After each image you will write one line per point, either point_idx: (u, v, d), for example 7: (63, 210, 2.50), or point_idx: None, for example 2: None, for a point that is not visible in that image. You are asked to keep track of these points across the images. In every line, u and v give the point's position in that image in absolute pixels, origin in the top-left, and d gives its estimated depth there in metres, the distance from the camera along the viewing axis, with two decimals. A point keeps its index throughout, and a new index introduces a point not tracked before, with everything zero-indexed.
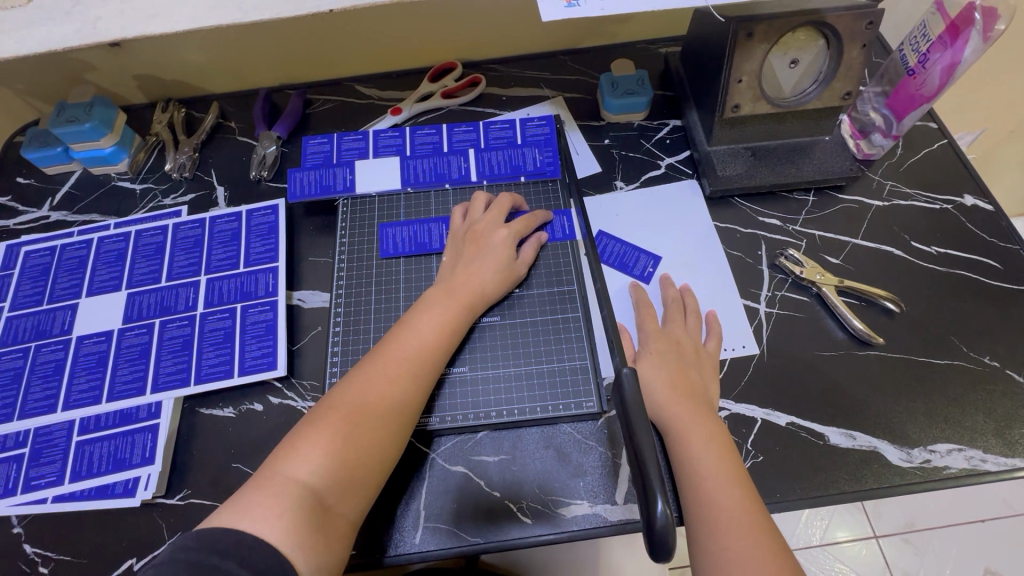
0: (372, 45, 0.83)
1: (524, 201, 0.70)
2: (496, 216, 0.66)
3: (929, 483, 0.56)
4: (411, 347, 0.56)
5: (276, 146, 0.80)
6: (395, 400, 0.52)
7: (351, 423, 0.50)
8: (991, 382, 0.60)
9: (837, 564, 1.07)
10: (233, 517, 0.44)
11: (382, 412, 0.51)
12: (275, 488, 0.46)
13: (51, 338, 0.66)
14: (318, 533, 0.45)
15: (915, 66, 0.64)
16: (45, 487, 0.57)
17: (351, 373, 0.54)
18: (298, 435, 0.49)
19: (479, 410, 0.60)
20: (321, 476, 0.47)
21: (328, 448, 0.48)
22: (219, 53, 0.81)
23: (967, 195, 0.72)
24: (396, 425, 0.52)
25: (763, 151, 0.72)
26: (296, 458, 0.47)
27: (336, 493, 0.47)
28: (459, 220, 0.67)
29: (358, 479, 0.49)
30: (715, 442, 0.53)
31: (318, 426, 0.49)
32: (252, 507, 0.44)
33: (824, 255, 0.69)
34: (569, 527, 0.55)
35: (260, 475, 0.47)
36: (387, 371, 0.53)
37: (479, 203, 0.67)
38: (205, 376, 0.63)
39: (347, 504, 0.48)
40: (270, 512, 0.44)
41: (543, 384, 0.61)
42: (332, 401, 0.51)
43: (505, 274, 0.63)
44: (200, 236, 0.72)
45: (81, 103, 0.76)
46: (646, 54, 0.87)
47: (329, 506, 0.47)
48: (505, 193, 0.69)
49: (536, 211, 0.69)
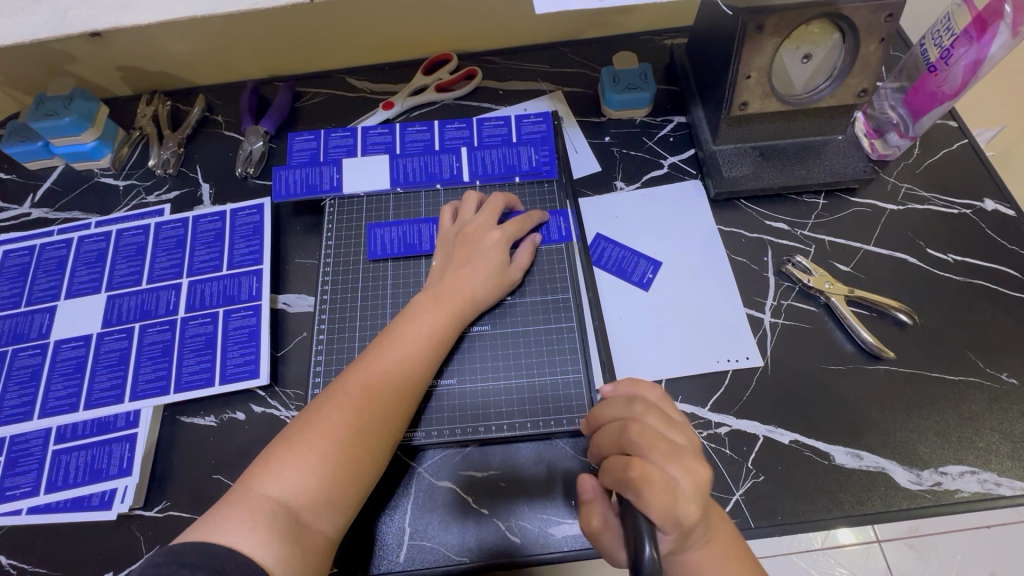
0: (364, 36, 0.80)
1: (519, 201, 0.67)
2: (490, 216, 0.63)
3: (940, 507, 0.53)
4: (397, 358, 0.53)
5: (264, 142, 0.76)
6: (380, 415, 0.50)
7: (330, 440, 0.47)
8: (1008, 400, 0.57)
9: (837, 568, 0.96)
10: (206, 531, 0.42)
11: (365, 427, 0.49)
12: (249, 504, 0.43)
13: (29, 342, 0.64)
14: (294, 552, 0.42)
15: (936, 62, 0.60)
16: (21, 498, 0.56)
17: (332, 385, 0.51)
18: (275, 450, 0.47)
19: (468, 424, 0.57)
20: (298, 493, 0.45)
21: (306, 465, 0.46)
22: (204, 44, 0.78)
23: (987, 199, 0.68)
24: (380, 440, 0.49)
25: (771, 151, 0.68)
26: (272, 474, 0.45)
27: (314, 508, 0.45)
28: (449, 221, 0.64)
29: (339, 496, 0.46)
30: (730, 564, 0.45)
31: (296, 442, 0.47)
32: (225, 523, 0.42)
33: (834, 262, 0.65)
34: (561, 546, 0.53)
35: (234, 491, 0.45)
36: (371, 383, 0.51)
37: (471, 203, 0.64)
38: (185, 384, 0.60)
39: (325, 521, 0.46)
40: (244, 527, 0.42)
41: (535, 397, 0.58)
42: (312, 416, 0.49)
43: (497, 280, 0.60)
44: (182, 236, 0.69)
45: (60, 96, 0.73)
46: (650, 46, 0.83)
47: (305, 522, 0.44)
48: (499, 192, 0.66)
49: (531, 212, 0.66)
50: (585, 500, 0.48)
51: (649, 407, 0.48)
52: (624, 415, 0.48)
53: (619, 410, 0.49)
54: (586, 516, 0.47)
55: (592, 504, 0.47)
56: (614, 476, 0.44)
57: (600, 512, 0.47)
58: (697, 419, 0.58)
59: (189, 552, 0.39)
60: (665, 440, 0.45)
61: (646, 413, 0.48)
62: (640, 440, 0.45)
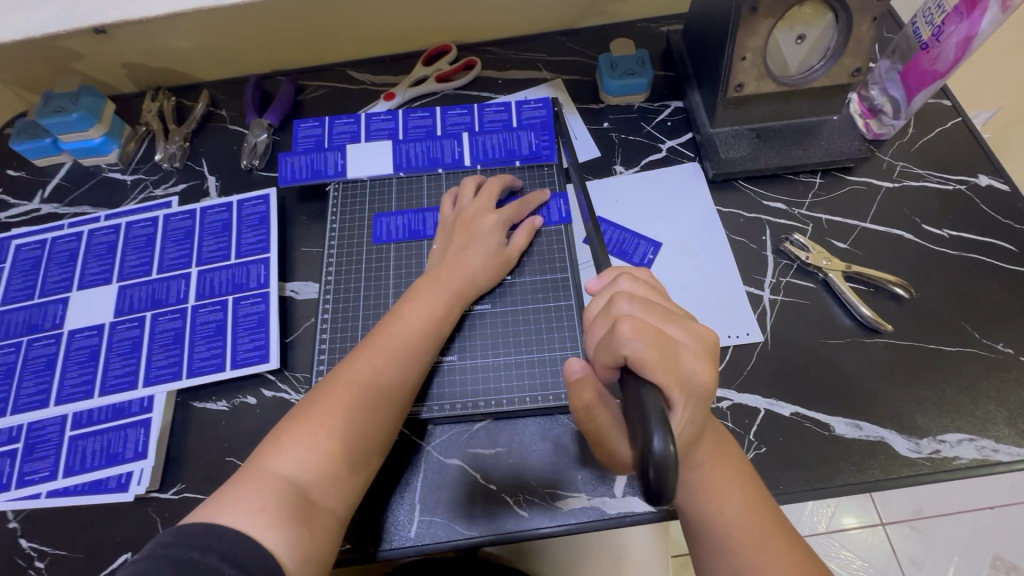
0: (364, 29, 0.81)
1: (517, 180, 0.68)
2: (486, 200, 0.64)
3: (939, 474, 0.54)
4: (400, 338, 0.54)
5: (268, 134, 0.78)
6: (383, 390, 0.51)
7: (338, 418, 0.48)
8: (1005, 369, 0.58)
9: (843, 552, 1.00)
10: (215, 512, 0.42)
11: (370, 404, 0.50)
12: (258, 484, 0.44)
13: (43, 332, 0.65)
14: (304, 528, 0.44)
15: (928, 40, 0.61)
16: (40, 482, 0.57)
17: (338, 367, 0.53)
18: (282, 431, 0.48)
19: (475, 400, 0.58)
20: (306, 471, 0.46)
21: (313, 443, 0.47)
22: (208, 38, 0.79)
23: (982, 174, 0.69)
24: (385, 418, 0.51)
25: (768, 132, 0.70)
26: (280, 454, 0.46)
27: (322, 487, 0.46)
28: (450, 208, 0.65)
29: (346, 474, 0.48)
30: (722, 453, 0.47)
31: (303, 421, 0.48)
32: (236, 502, 0.43)
33: (831, 240, 0.67)
34: (567, 519, 0.54)
35: (243, 471, 0.46)
36: (374, 362, 0.52)
37: (469, 188, 0.65)
38: (197, 369, 0.62)
39: (334, 498, 0.47)
40: (254, 506, 0.43)
41: (537, 375, 0.59)
42: (320, 395, 0.50)
43: (496, 261, 0.61)
44: (190, 227, 0.71)
45: (68, 93, 0.74)
46: (646, 33, 0.84)
47: (314, 499, 0.46)
48: (496, 176, 0.67)
49: (533, 193, 0.67)
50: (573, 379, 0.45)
51: (643, 284, 0.48)
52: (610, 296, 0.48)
53: (604, 296, 0.49)
54: (576, 395, 0.45)
55: (584, 380, 0.45)
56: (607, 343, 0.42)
57: (591, 386, 0.45)
58: None
59: (203, 531, 0.40)
60: (659, 307, 0.45)
61: (631, 286, 0.48)
62: (632, 307, 0.44)
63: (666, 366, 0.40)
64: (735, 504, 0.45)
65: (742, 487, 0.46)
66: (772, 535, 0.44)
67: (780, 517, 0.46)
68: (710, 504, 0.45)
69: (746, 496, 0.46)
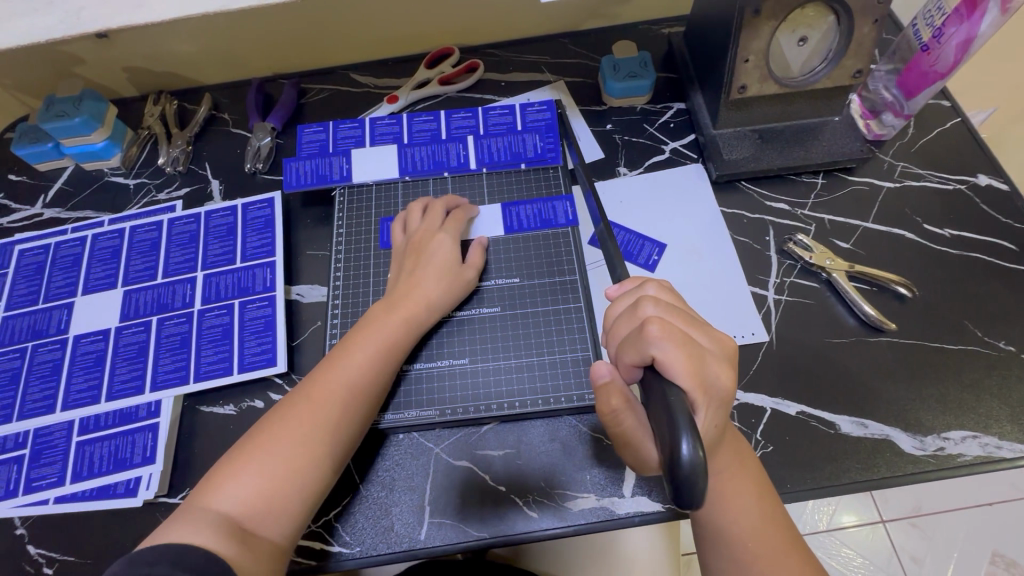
0: (367, 32, 0.81)
1: (467, 203, 0.68)
2: (435, 220, 0.64)
3: (944, 471, 0.55)
4: (347, 364, 0.54)
5: (271, 138, 0.78)
6: (327, 415, 0.51)
7: (272, 450, 0.49)
8: (1006, 366, 0.59)
9: (843, 549, 1.00)
10: (161, 539, 0.43)
11: (309, 433, 0.50)
12: (192, 517, 0.45)
13: (48, 338, 0.65)
14: (239, 559, 0.43)
15: (929, 42, 0.62)
16: (47, 488, 0.57)
17: (281, 400, 0.53)
18: (219, 468, 0.49)
19: (471, 405, 0.59)
20: (241, 503, 0.46)
21: (246, 476, 0.47)
22: (210, 41, 0.79)
23: (981, 174, 0.70)
24: (324, 446, 0.50)
25: (770, 134, 0.70)
26: (216, 489, 0.47)
27: (258, 518, 0.46)
28: (400, 233, 0.65)
29: (284, 503, 0.48)
30: (739, 462, 0.47)
31: (239, 456, 0.49)
32: (172, 534, 0.44)
33: (834, 240, 0.67)
34: (576, 520, 0.55)
35: (183, 507, 0.46)
36: (317, 391, 0.52)
37: (416, 212, 0.65)
38: (204, 374, 0.62)
39: (272, 528, 0.47)
40: (191, 535, 0.43)
41: (523, 377, 0.60)
42: (259, 430, 0.51)
43: (455, 281, 0.61)
44: (195, 231, 0.71)
45: (70, 97, 0.74)
46: (648, 35, 0.84)
47: (251, 529, 0.46)
48: (442, 197, 0.67)
49: (466, 207, 0.67)
50: (601, 383, 0.46)
51: (662, 288, 0.49)
52: (633, 299, 0.48)
53: (626, 302, 0.49)
54: (604, 399, 0.45)
55: (610, 386, 0.46)
56: (636, 344, 0.43)
57: (618, 390, 0.45)
58: None
59: (151, 552, 0.41)
60: (683, 312, 0.46)
61: (658, 293, 0.49)
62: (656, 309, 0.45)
63: (693, 370, 0.41)
64: (748, 512, 0.45)
65: (758, 499, 0.46)
66: (780, 543, 0.45)
67: (791, 529, 0.46)
68: (725, 513, 0.45)
69: (761, 506, 0.46)
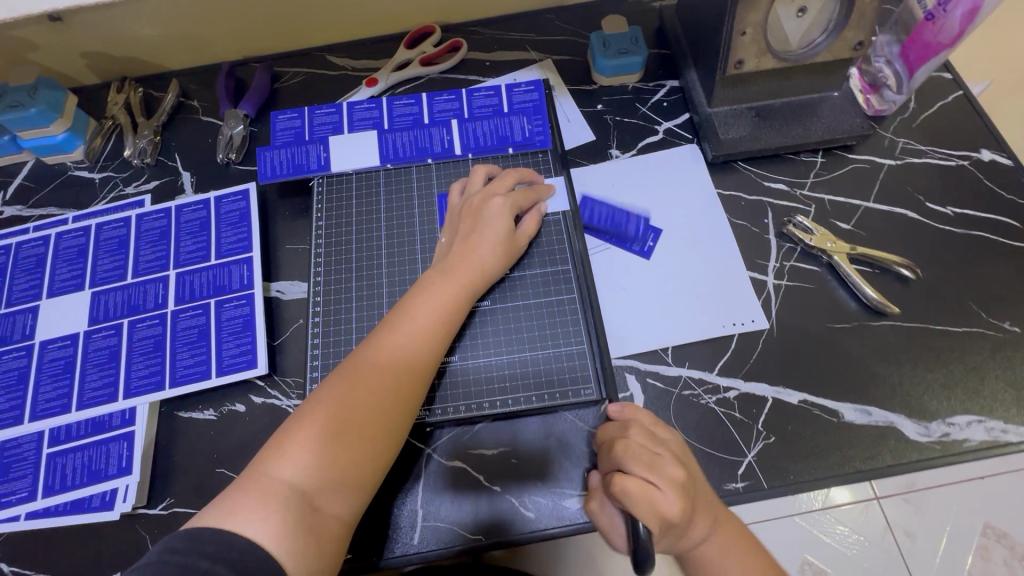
0: (342, 13, 0.77)
1: (536, 175, 0.64)
2: (496, 188, 0.60)
3: (949, 457, 0.53)
4: (406, 334, 0.51)
5: (244, 126, 0.73)
6: (388, 386, 0.49)
7: (340, 419, 0.46)
8: (1012, 347, 0.57)
9: None
10: (218, 516, 0.41)
11: (372, 403, 0.47)
12: (260, 491, 0.42)
13: (12, 345, 0.61)
14: (308, 540, 0.42)
15: (933, 10, 0.58)
16: (17, 503, 0.54)
17: (343, 362, 0.50)
18: (283, 434, 0.46)
19: (488, 400, 0.56)
20: (309, 477, 0.44)
21: (317, 447, 0.45)
22: (174, 25, 0.74)
23: (984, 149, 0.68)
24: (386, 419, 0.48)
25: (768, 111, 0.67)
26: (283, 459, 0.44)
27: (326, 493, 0.44)
28: (456, 197, 0.62)
29: (350, 477, 0.45)
30: (732, 537, 0.47)
31: (305, 422, 0.46)
32: (239, 510, 0.41)
33: (834, 221, 0.65)
34: (576, 518, 0.53)
35: (244, 476, 0.44)
36: (377, 360, 0.50)
37: (478, 177, 0.62)
38: (180, 379, 0.59)
39: (339, 505, 0.45)
40: (258, 514, 0.41)
41: (524, 373, 0.57)
42: (322, 394, 0.48)
43: (505, 250, 0.58)
44: (166, 226, 0.67)
45: (24, 86, 0.69)
46: (639, 8, 0.80)
47: (319, 506, 0.43)
48: (512, 168, 0.63)
49: (539, 186, 0.63)
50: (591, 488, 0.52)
51: (637, 427, 0.49)
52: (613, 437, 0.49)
53: (612, 431, 0.50)
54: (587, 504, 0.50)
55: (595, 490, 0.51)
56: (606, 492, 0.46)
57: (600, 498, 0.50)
58: (706, 384, 0.57)
59: (209, 539, 0.39)
60: (647, 452, 0.46)
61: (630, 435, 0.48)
62: (623, 458, 0.46)
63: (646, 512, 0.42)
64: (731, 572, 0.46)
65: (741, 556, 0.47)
66: None
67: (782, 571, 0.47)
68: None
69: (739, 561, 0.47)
